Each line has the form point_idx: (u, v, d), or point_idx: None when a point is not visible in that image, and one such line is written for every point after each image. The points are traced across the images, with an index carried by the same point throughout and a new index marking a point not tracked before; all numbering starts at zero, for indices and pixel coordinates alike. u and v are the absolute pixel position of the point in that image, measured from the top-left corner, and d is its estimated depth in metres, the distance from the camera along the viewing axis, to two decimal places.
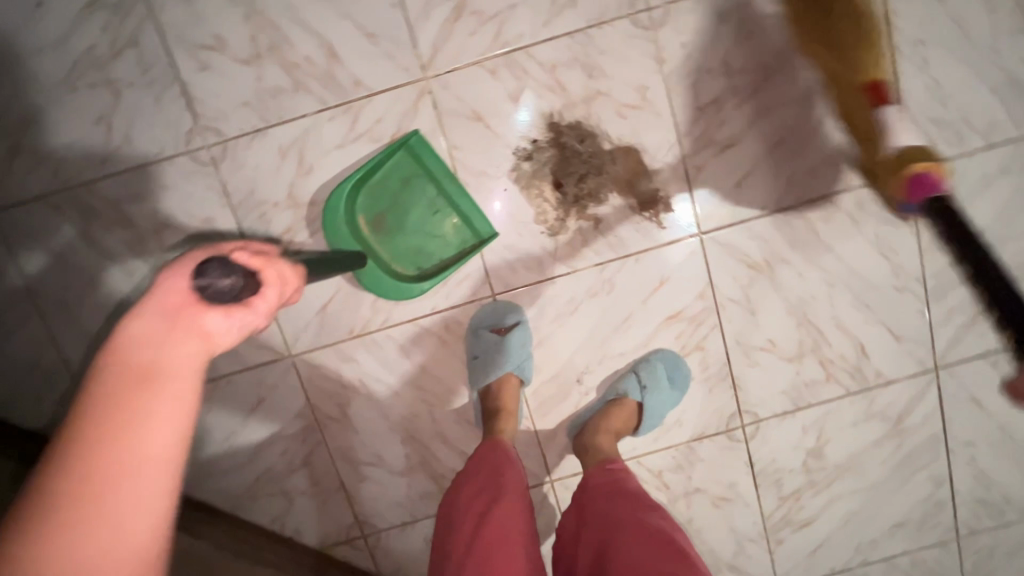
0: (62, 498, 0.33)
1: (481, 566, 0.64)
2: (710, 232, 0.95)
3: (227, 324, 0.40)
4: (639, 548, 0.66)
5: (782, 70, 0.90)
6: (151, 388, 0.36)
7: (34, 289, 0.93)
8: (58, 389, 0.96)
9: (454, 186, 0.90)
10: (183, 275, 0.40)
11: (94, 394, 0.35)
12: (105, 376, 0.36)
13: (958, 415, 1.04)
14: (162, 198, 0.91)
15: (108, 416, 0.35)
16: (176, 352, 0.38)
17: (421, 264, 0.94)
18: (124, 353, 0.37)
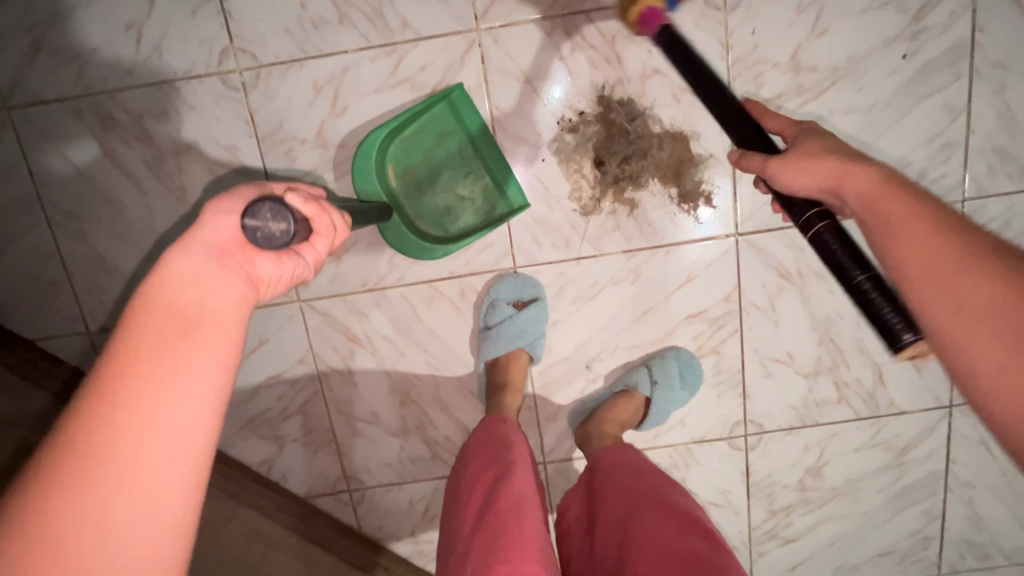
0: (108, 414, 0.36)
1: (496, 532, 0.62)
2: (747, 234, 0.91)
3: (278, 266, 0.46)
4: (658, 521, 0.66)
5: (850, 75, 0.86)
6: (197, 319, 0.40)
7: (44, 196, 0.89)
8: (57, 302, 0.93)
9: (491, 150, 0.87)
10: (233, 215, 0.45)
11: (141, 320, 0.39)
12: (152, 306, 0.40)
13: (964, 455, 1.02)
14: (186, 119, 0.87)
15: (151, 351, 0.38)
16: (220, 293, 0.42)
17: (446, 225, 0.90)
18: (172, 285, 0.40)
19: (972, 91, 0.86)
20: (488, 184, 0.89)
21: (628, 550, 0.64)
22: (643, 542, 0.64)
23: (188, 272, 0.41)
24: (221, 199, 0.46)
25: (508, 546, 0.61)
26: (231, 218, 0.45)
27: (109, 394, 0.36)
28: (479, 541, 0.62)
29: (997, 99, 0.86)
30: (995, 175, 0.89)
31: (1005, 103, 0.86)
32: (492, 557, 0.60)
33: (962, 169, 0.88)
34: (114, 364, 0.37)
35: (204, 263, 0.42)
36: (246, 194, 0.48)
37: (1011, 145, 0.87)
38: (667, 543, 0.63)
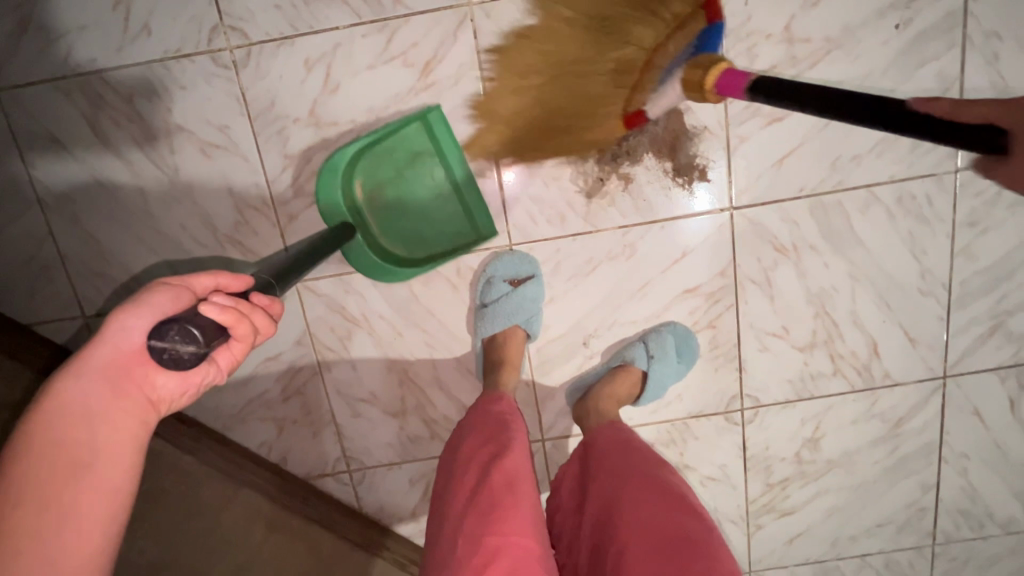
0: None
1: (488, 509, 0.63)
2: (742, 208, 0.92)
3: (181, 381, 0.45)
4: (647, 500, 0.66)
5: (844, 45, 0.85)
6: (86, 462, 0.42)
7: (35, 180, 0.89)
8: (52, 287, 0.93)
9: (462, 176, 0.89)
10: (137, 330, 0.45)
11: (30, 463, 0.41)
12: (41, 446, 0.42)
13: (958, 425, 1.03)
14: (177, 99, 0.86)
15: (39, 497, 0.41)
16: (112, 429, 0.43)
17: (413, 244, 0.93)
18: (62, 423, 0.42)
19: (965, 59, 0.86)
20: (458, 212, 0.91)
21: (617, 526, 0.64)
22: (632, 518, 0.64)
23: (72, 415, 0.42)
24: (126, 306, 0.45)
25: (499, 525, 0.61)
26: (131, 338, 0.44)
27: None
28: (471, 517, 0.63)
29: (991, 68, 0.86)
30: None
31: (998, 71, 0.86)
32: (485, 534, 0.60)
33: None
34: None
35: (93, 404, 0.43)
36: (158, 296, 0.48)
37: None
38: (655, 520, 0.63)
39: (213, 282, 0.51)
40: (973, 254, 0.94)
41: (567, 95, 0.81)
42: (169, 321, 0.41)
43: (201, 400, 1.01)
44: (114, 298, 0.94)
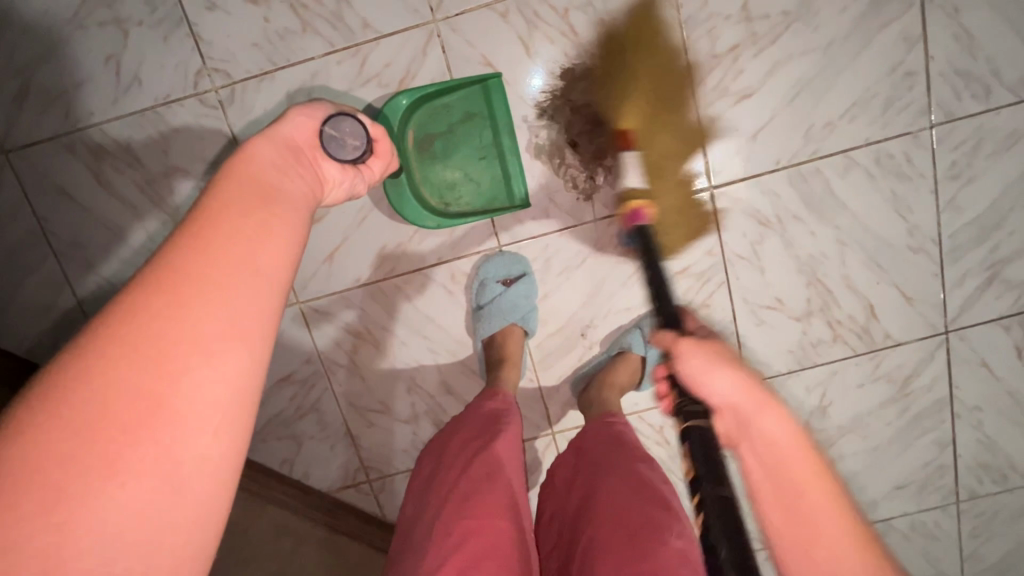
0: (161, 272, 0.32)
1: (465, 499, 0.64)
2: (721, 186, 0.93)
3: (342, 171, 0.50)
4: (623, 490, 0.64)
5: (802, 16, 0.87)
6: (277, 198, 0.39)
7: (48, 231, 0.94)
8: (74, 330, 0.99)
9: (510, 140, 0.88)
10: (313, 118, 0.50)
11: (225, 183, 0.37)
12: (235, 172, 0.38)
13: (967, 379, 1.03)
14: (172, 141, 0.91)
15: (234, 210, 0.35)
16: (298, 183, 0.42)
17: (444, 201, 0.92)
18: (252, 159, 0.40)
19: (925, 16, 0.87)
20: (494, 173, 0.91)
21: (590, 518, 0.63)
22: (606, 509, 0.63)
23: (267, 164, 0.41)
24: (303, 102, 0.51)
25: (473, 511, 0.63)
26: (309, 122, 0.48)
27: (179, 248, 0.33)
28: (449, 505, 0.64)
29: (953, 23, 0.87)
30: (960, 97, 0.89)
31: (960, 24, 0.87)
32: (459, 519, 0.62)
33: (927, 96, 0.89)
34: (185, 227, 0.34)
35: (287, 158, 0.43)
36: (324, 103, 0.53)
37: (973, 65, 0.88)
38: (627, 507, 0.62)
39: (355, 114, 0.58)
40: (960, 207, 0.94)
41: (663, 81, 0.84)
42: (342, 115, 0.52)
43: None
44: None
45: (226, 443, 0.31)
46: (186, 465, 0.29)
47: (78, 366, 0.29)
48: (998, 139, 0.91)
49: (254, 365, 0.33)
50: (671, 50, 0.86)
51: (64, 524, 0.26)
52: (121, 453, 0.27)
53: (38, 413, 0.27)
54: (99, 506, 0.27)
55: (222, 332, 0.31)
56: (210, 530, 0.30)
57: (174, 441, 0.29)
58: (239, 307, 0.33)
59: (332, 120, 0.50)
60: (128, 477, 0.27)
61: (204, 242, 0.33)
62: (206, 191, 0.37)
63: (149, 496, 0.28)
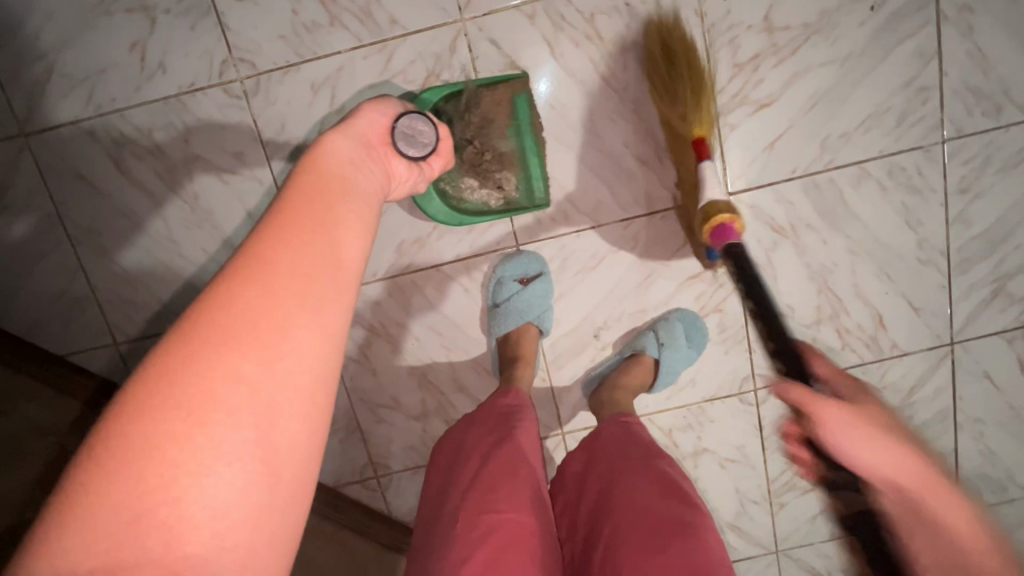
0: (248, 267, 0.35)
1: (485, 493, 0.64)
2: (738, 193, 0.95)
3: (409, 168, 0.54)
4: (643, 485, 0.64)
5: (822, 29, 0.89)
6: (347, 195, 0.42)
7: (64, 216, 0.94)
8: (84, 317, 0.98)
9: (531, 142, 0.90)
10: (383, 115, 0.53)
11: (298, 183, 0.41)
12: (307, 171, 0.42)
13: (970, 390, 1.04)
14: (194, 130, 0.91)
15: (310, 209, 0.39)
16: (367, 178, 0.45)
17: (459, 195, 0.91)
18: (323, 156, 0.44)
19: (941, 34, 0.89)
20: (512, 173, 0.91)
21: (610, 511, 0.63)
22: (627, 502, 0.63)
23: (338, 161, 0.44)
24: (371, 100, 0.54)
25: (495, 504, 0.63)
26: (381, 120, 0.53)
27: (263, 245, 0.36)
28: (470, 497, 0.64)
29: (967, 41, 0.89)
30: (972, 114, 0.92)
31: (974, 43, 0.89)
32: (482, 513, 0.62)
33: (940, 112, 0.92)
34: (266, 224, 0.37)
35: (358, 155, 0.47)
36: (386, 100, 0.57)
37: (985, 83, 0.91)
38: (648, 502, 0.62)
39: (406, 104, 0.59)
40: (968, 221, 0.96)
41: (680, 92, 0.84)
42: (409, 114, 0.56)
43: None
44: (145, 324, 0.99)
45: (310, 425, 0.34)
46: (279, 447, 0.32)
47: (180, 354, 0.32)
48: (1007, 156, 0.94)
49: (331, 354, 0.36)
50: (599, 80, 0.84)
51: (176, 500, 0.29)
52: (222, 437, 0.31)
53: (146, 396, 0.31)
54: (202, 481, 0.30)
55: (303, 321, 0.35)
56: (299, 507, 0.33)
57: (263, 421, 0.32)
58: (319, 298, 0.36)
59: (402, 122, 0.55)
60: (228, 457, 0.31)
61: (284, 237, 0.36)
62: (279, 191, 0.40)
63: (245, 475, 0.31)
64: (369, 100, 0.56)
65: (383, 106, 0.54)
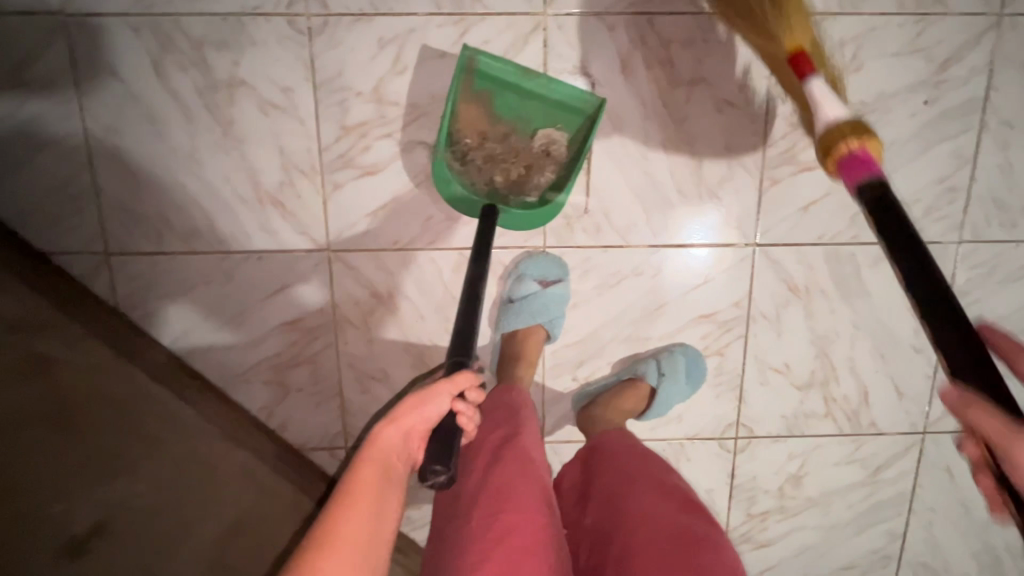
0: (318, 552, 0.53)
1: (494, 498, 0.66)
2: (765, 245, 0.97)
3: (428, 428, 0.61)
4: (648, 495, 0.66)
5: (876, 111, 0.93)
6: (389, 486, 0.59)
7: (85, 108, 0.89)
8: (79, 217, 0.92)
9: (521, 90, 0.88)
10: (435, 407, 0.61)
11: (357, 479, 0.58)
12: (365, 467, 0.59)
13: (930, 480, 1.09)
14: (247, 53, 0.87)
15: (363, 508, 0.56)
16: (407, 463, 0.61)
17: (536, 189, 0.91)
18: (377, 448, 0.59)
19: (979, 142, 0.94)
20: (551, 132, 0.90)
21: (620, 522, 0.64)
22: (638, 513, 0.64)
23: (380, 469, 0.59)
24: (435, 384, 0.62)
25: (509, 509, 0.65)
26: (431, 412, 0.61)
27: (330, 540, 0.54)
28: (480, 500, 0.66)
29: (1000, 154, 0.95)
30: (989, 223, 0.97)
31: (1006, 157, 0.95)
32: (495, 516, 0.64)
33: (962, 214, 0.97)
34: (333, 520, 0.55)
35: (396, 456, 0.60)
36: (445, 381, 0.62)
37: (1008, 198, 0.96)
38: (656, 513, 0.63)
39: (458, 376, 0.63)
40: None
41: None
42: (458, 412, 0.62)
43: (211, 355, 0.98)
44: (143, 239, 0.93)
45: None
46: None
47: None
48: (1012, 269, 0.99)
49: None
50: (495, 75, 0.87)
51: None
52: None
53: None
54: None
55: None
56: None
57: None
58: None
59: (437, 413, 0.61)
60: None
61: (342, 535, 0.54)
62: (334, 499, 0.57)
63: None
64: (441, 380, 0.62)
65: (421, 398, 0.61)
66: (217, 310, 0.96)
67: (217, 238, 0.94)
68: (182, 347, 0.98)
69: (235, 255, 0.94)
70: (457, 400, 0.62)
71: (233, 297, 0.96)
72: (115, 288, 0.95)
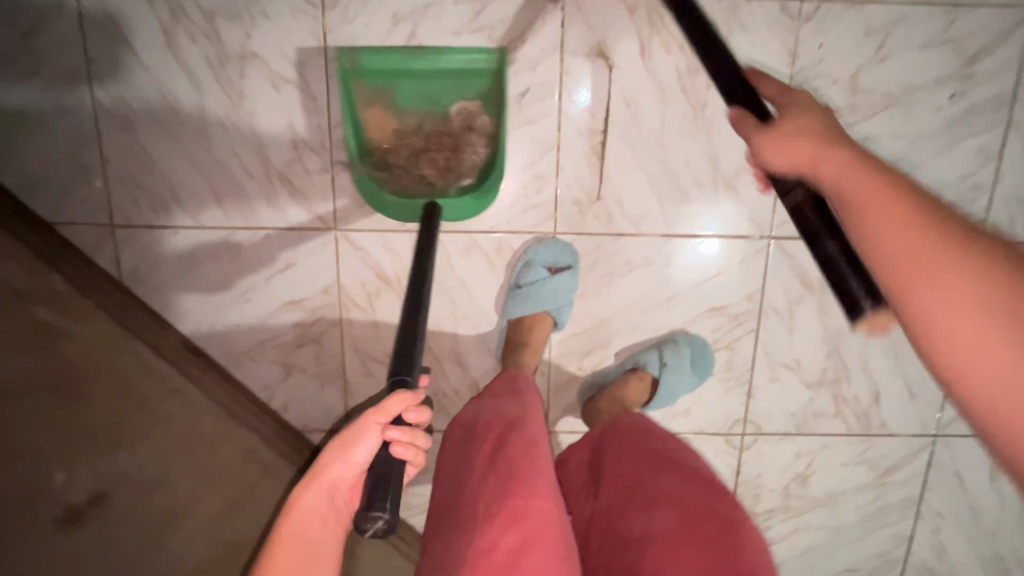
0: None
1: (501, 480, 0.66)
2: (780, 239, 0.95)
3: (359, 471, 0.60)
4: (672, 480, 0.68)
5: (901, 103, 0.90)
6: (314, 547, 0.58)
7: (94, 77, 0.87)
8: (86, 188, 0.91)
9: (412, 78, 0.86)
10: (358, 451, 0.59)
11: (278, 544, 0.57)
12: (286, 529, 0.58)
13: (940, 485, 1.07)
14: (259, 26, 0.86)
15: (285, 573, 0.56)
16: (338, 517, 0.60)
17: (470, 169, 0.88)
18: (299, 509, 0.59)
19: (1006, 139, 0.91)
20: (464, 104, 0.87)
21: (645, 504, 0.66)
22: (663, 498, 0.66)
23: (302, 531, 0.58)
24: (353, 427, 0.59)
25: (516, 490, 0.64)
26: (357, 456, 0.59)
27: None
28: (490, 482, 0.66)
29: None
30: (1013, 224, 0.95)
31: None
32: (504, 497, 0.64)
33: (985, 213, 0.94)
34: None
35: (323, 511, 0.59)
36: (365, 420, 0.58)
37: None
38: (681, 496, 0.65)
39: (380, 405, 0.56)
40: None
41: None
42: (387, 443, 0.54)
43: (214, 332, 0.97)
44: (150, 213, 0.92)
45: None
46: None
47: None
48: None
49: None
50: (380, 68, 0.85)
51: None
52: None
53: None
54: None
55: None
56: None
57: None
58: None
59: (363, 454, 0.59)
60: None
61: None
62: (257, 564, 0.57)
63: None
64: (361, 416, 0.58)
65: (342, 443, 0.59)
66: (221, 287, 0.95)
67: (223, 214, 0.93)
68: (185, 323, 0.96)
69: (241, 231, 0.93)
70: (387, 429, 0.54)
71: (237, 274, 0.95)
72: (120, 262, 0.94)
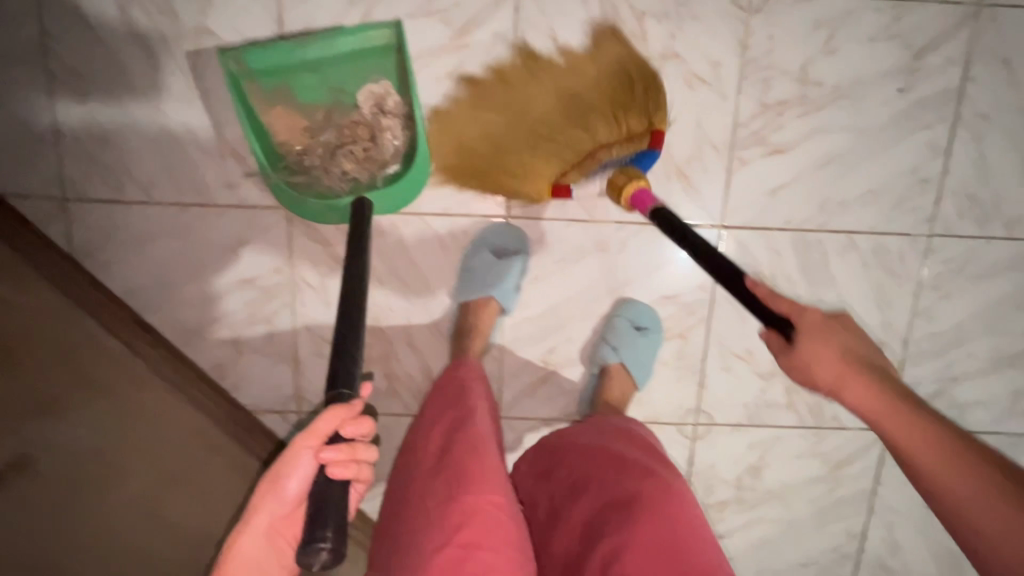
0: None
1: (450, 476, 0.69)
2: (732, 228, 0.96)
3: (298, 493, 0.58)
4: (609, 465, 0.73)
5: (849, 96, 0.91)
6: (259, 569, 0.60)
7: (48, 49, 0.88)
8: (40, 161, 0.91)
9: (309, 70, 0.86)
10: (296, 473, 0.58)
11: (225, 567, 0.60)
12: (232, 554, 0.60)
13: (892, 479, 1.07)
14: (214, 3, 0.87)
15: None
16: (284, 540, 0.60)
17: (393, 155, 0.88)
18: (240, 538, 0.59)
19: (953, 134, 0.93)
20: (370, 87, 0.87)
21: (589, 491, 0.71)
22: (603, 483, 0.71)
23: (246, 554, 0.59)
24: (287, 451, 0.58)
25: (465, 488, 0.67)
26: (296, 478, 0.58)
27: None
28: (439, 479, 0.69)
29: (974, 148, 0.93)
30: (961, 218, 0.96)
31: (980, 151, 0.93)
32: (455, 493, 0.67)
33: (934, 207, 0.95)
34: None
35: (269, 534, 0.60)
36: (299, 443, 0.57)
37: (981, 193, 0.95)
38: (617, 477, 0.71)
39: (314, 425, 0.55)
40: (932, 316, 0.99)
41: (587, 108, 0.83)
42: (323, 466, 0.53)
43: (166, 309, 0.97)
44: (102, 187, 0.92)
45: None
46: None
47: None
48: (982, 266, 0.98)
49: None
50: (274, 64, 0.85)
51: None
52: None
53: None
54: None
55: None
56: None
57: None
58: None
59: (304, 472, 0.58)
60: None
61: None
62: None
63: None
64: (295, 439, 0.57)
65: (278, 469, 0.58)
66: (173, 263, 0.95)
67: (177, 190, 0.93)
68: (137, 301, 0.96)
69: (194, 207, 0.93)
70: (322, 449, 0.52)
71: (190, 251, 0.95)
72: (71, 236, 0.94)
